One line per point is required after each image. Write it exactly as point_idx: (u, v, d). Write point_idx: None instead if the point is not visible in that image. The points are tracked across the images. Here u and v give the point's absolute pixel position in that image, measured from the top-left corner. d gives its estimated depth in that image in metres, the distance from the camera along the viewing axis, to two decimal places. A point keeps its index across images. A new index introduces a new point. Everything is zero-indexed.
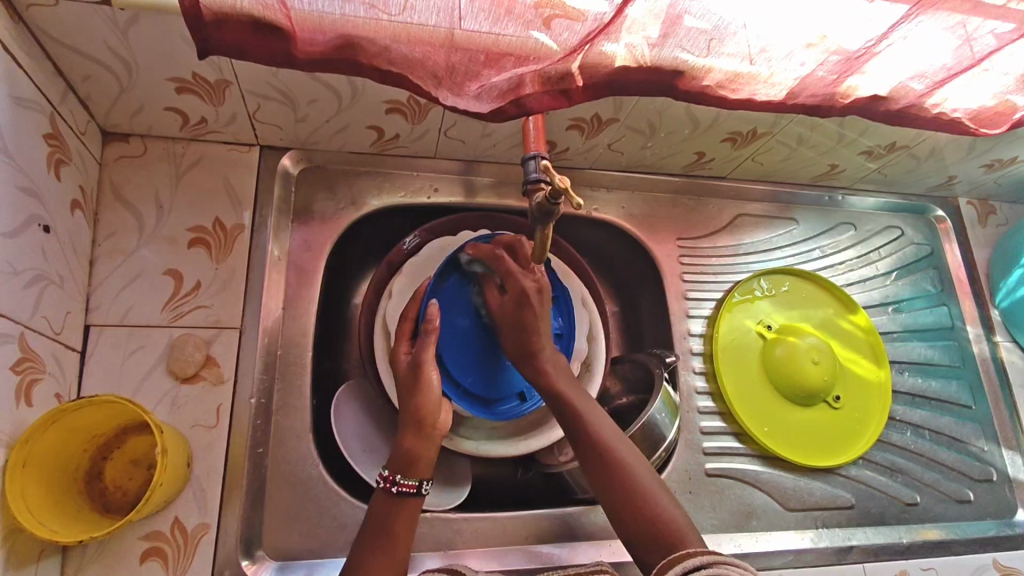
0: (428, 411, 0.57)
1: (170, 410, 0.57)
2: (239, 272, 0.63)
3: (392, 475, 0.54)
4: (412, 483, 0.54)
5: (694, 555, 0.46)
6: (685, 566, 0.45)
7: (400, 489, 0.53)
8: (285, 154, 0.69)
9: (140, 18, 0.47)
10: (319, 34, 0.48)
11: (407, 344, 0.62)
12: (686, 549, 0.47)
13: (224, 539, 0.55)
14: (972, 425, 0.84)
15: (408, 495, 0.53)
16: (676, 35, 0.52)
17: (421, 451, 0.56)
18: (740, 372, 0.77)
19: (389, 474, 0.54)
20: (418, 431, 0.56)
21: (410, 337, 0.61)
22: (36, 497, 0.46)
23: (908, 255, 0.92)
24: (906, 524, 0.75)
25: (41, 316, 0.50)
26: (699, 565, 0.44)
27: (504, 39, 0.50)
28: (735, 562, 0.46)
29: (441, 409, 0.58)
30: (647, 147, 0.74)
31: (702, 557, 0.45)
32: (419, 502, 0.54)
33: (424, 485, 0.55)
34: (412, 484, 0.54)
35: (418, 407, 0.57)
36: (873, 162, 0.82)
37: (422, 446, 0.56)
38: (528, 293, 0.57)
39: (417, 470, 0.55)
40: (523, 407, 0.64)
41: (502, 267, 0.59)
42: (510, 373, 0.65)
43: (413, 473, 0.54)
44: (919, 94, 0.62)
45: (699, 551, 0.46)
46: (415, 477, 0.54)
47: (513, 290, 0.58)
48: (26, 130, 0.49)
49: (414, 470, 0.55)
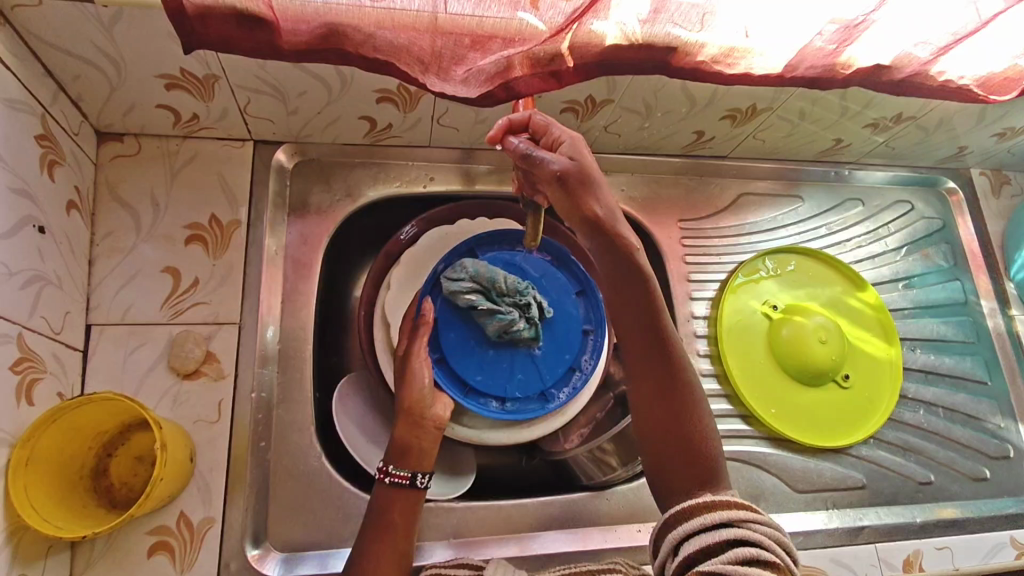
0: (417, 401, 0.59)
1: (172, 406, 0.57)
2: (236, 267, 0.63)
3: (386, 466, 0.56)
4: (405, 474, 0.55)
5: (709, 510, 0.42)
6: (704, 522, 0.42)
7: (394, 479, 0.55)
8: (279, 148, 0.68)
9: (123, 15, 0.47)
10: (303, 24, 0.47)
11: (406, 339, 0.63)
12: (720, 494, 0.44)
13: (230, 532, 0.56)
14: (987, 401, 0.82)
15: (401, 485, 0.55)
16: (667, 11, 0.51)
17: (414, 442, 0.58)
18: (745, 353, 0.75)
19: (383, 466, 0.56)
20: (408, 418, 0.59)
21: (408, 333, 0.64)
22: (39, 495, 0.46)
23: (919, 230, 0.90)
24: (920, 503, 0.74)
25: (39, 317, 0.51)
26: (721, 523, 0.41)
27: (488, 20, 0.49)
28: (763, 521, 0.42)
29: (434, 402, 0.60)
30: (645, 128, 0.73)
31: (720, 514, 0.42)
32: (415, 494, 0.56)
33: (419, 477, 0.56)
34: (405, 475, 0.55)
35: (406, 398, 0.59)
36: (880, 134, 0.80)
37: (416, 436, 0.58)
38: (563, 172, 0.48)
39: (410, 461, 0.57)
40: (539, 408, 0.64)
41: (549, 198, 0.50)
42: (523, 374, 0.64)
43: (406, 463, 0.57)
44: (923, 62, 0.60)
45: (716, 504, 0.43)
46: (408, 468, 0.56)
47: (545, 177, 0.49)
48: (18, 133, 0.49)
49: (408, 460, 0.57)
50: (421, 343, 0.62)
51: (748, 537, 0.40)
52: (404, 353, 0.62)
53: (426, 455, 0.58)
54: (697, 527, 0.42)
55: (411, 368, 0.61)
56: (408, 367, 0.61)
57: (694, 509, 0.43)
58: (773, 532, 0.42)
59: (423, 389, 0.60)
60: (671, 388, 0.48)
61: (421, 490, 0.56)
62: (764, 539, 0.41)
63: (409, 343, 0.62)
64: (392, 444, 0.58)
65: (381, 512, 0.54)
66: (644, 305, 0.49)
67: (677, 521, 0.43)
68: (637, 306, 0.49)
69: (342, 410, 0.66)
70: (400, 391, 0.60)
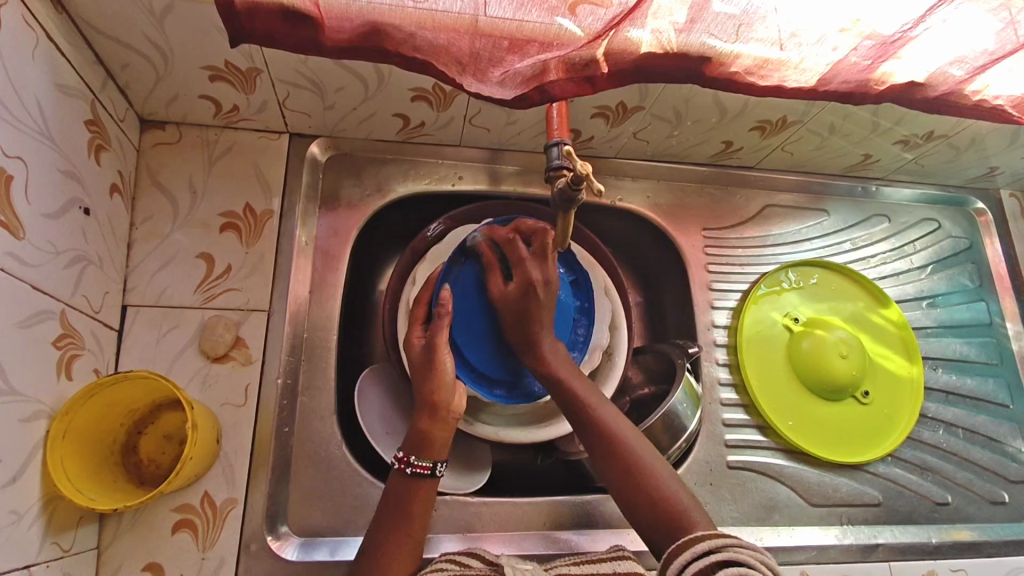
0: (441, 395, 0.57)
1: (201, 388, 0.59)
2: (267, 255, 0.64)
3: (406, 457, 0.55)
4: (426, 464, 0.55)
5: (700, 541, 0.47)
6: (693, 552, 0.46)
7: (415, 469, 0.55)
8: (314, 142, 0.70)
9: (175, 7, 0.49)
10: (347, 22, 0.49)
11: (420, 329, 0.63)
12: (694, 533, 0.48)
13: (251, 513, 0.57)
14: (1008, 424, 0.81)
15: (421, 475, 0.55)
16: (703, 20, 0.52)
17: (438, 434, 0.56)
18: (765, 364, 0.75)
19: (404, 456, 0.56)
20: (431, 411, 0.57)
21: (422, 321, 0.63)
22: (73, 468, 0.48)
23: (945, 249, 0.89)
24: (936, 523, 0.73)
25: (81, 295, 0.53)
26: (707, 550, 0.45)
27: (527, 24, 0.50)
28: (747, 544, 0.46)
29: (455, 393, 0.58)
30: (674, 136, 0.73)
31: (709, 542, 0.46)
32: (433, 482, 0.56)
33: (438, 467, 0.56)
34: (427, 465, 0.55)
35: (433, 392, 0.58)
36: (909, 151, 0.80)
37: (439, 428, 0.57)
38: (534, 283, 0.58)
39: (431, 452, 0.56)
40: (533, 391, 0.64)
41: (511, 252, 0.60)
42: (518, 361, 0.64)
43: (426, 453, 0.56)
44: (958, 81, 0.59)
45: (706, 536, 0.47)
46: (429, 458, 0.56)
47: (519, 275, 0.59)
48: (68, 116, 0.51)
49: (429, 451, 0.56)
50: (445, 334, 0.60)
51: (733, 558, 0.44)
52: (429, 345, 0.59)
53: (447, 445, 0.57)
54: (688, 559, 0.46)
55: (440, 362, 0.59)
56: (435, 358, 0.59)
57: (686, 543, 0.47)
58: (758, 554, 0.45)
59: (450, 381, 0.59)
60: (650, 474, 0.52)
61: (438, 478, 0.56)
62: (750, 559, 0.44)
63: (434, 332, 0.60)
64: (412, 434, 0.57)
65: (398, 505, 0.54)
66: (590, 403, 0.56)
67: (673, 556, 0.47)
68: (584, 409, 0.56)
69: (364, 404, 0.67)
70: (425, 384, 0.58)
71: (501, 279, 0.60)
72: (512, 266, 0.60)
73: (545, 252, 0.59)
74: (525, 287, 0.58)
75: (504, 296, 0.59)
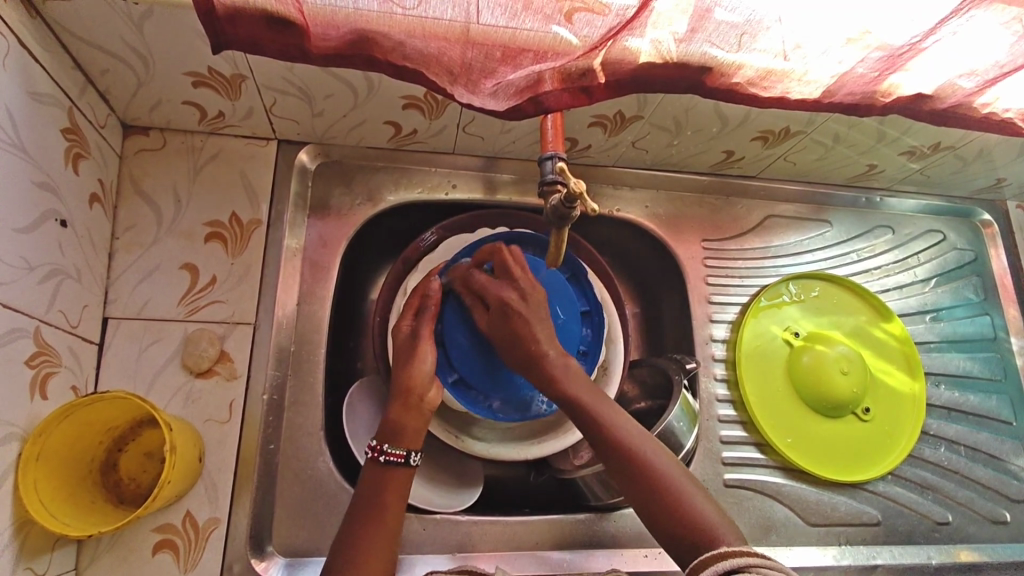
0: (417, 383, 0.56)
1: (183, 405, 0.57)
2: (253, 267, 0.62)
3: (380, 445, 0.54)
4: (400, 453, 0.53)
5: (724, 559, 0.45)
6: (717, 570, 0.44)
7: (387, 458, 0.53)
8: (303, 149, 0.68)
9: (153, 13, 0.47)
10: (332, 30, 0.47)
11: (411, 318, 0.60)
12: (721, 548, 0.46)
13: (234, 534, 0.56)
14: (1011, 442, 0.80)
15: (395, 463, 0.53)
16: (704, 30, 0.49)
17: (409, 422, 0.55)
18: (764, 381, 0.74)
19: (377, 444, 0.54)
20: (405, 399, 0.56)
21: (415, 311, 0.61)
22: (47, 490, 0.46)
23: (949, 261, 0.87)
24: (936, 543, 0.72)
25: (57, 310, 0.51)
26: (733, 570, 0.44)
27: (521, 34, 0.48)
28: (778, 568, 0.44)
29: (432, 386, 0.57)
30: (674, 145, 0.71)
31: (731, 561, 0.44)
32: (408, 472, 0.54)
33: (413, 455, 0.54)
34: (400, 453, 0.53)
35: (409, 376, 0.57)
36: (915, 162, 0.78)
37: (411, 416, 0.55)
38: (509, 302, 0.56)
39: (406, 440, 0.54)
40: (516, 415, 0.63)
41: (477, 284, 0.58)
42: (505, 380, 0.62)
43: (401, 442, 0.54)
44: (967, 93, 0.57)
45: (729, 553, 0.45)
46: (403, 446, 0.54)
47: (494, 301, 0.57)
48: (43, 125, 0.49)
49: (403, 438, 0.54)
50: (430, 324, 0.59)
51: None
52: (412, 334, 0.59)
53: (420, 434, 0.56)
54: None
55: (420, 350, 0.58)
56: (418, 346, 0.58)
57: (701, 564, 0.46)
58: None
59: (427, 372, 0.57)
60: (656, 490, 0.50)
61: (412, 469, 0.54)
62: None
63: (418, 323, 0.59)
64: (387, 423, 0.55)
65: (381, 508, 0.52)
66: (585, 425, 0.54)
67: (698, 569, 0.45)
68: (582, 426, 0.54)
69: (353, 418, 0.65)
70: (403, 369, 0.57)
71: (481, 310, 0.59)
72: (484, 294, 0.58)
73: (507, 270, 0.58)
74: (501, 310, 0.56)
75: (491, 326, 0.57)
